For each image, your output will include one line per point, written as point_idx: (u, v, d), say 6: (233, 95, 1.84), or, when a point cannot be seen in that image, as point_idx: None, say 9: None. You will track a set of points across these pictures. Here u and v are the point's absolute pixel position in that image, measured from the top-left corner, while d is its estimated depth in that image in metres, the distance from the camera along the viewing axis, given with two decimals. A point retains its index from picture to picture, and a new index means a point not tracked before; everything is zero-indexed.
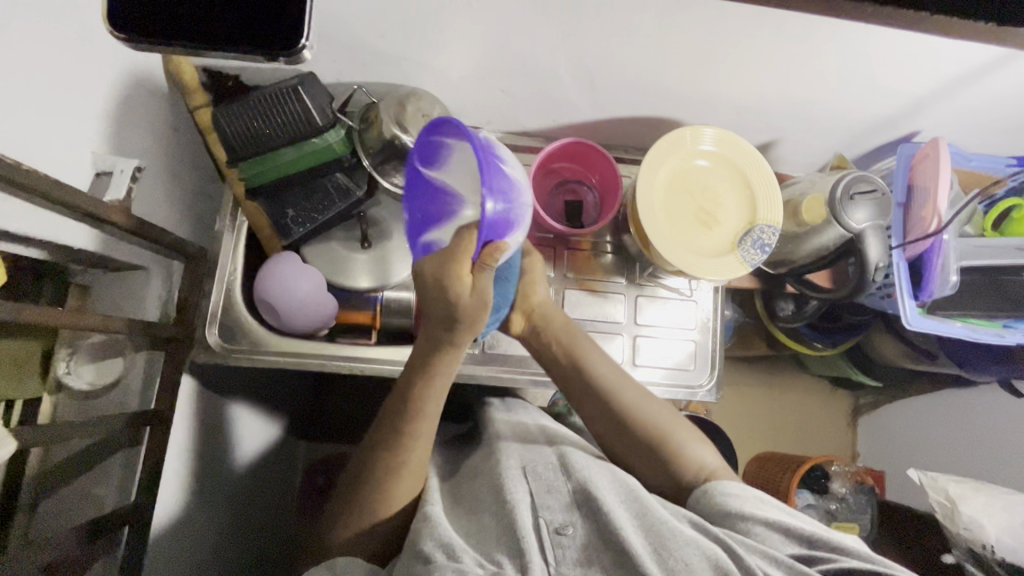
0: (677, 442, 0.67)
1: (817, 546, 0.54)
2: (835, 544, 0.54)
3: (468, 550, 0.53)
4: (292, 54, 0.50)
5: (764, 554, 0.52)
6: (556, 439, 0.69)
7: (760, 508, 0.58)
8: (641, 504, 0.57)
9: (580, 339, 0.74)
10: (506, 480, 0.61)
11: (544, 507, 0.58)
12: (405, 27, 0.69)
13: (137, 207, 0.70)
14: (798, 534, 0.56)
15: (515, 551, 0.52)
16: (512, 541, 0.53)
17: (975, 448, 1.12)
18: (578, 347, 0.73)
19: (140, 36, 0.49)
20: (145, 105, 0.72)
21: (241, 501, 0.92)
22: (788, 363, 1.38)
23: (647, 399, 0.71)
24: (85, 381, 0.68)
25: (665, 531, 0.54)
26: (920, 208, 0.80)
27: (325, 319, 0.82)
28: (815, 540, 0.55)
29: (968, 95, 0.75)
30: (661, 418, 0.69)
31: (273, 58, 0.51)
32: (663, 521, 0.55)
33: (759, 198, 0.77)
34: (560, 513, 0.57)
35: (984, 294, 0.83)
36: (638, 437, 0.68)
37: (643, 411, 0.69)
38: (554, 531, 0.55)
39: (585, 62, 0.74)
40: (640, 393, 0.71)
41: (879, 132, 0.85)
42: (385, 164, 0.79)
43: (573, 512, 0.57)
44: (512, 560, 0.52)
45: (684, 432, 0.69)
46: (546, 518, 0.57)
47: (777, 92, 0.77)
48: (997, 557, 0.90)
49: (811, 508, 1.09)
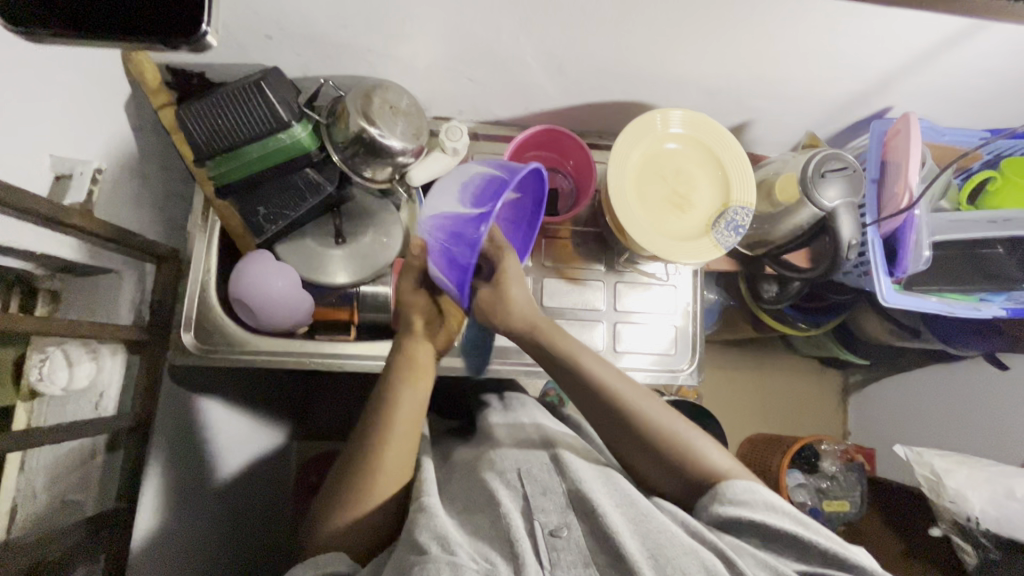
0: (683, 438, 0.62)
1: (826, 564, 0.53)
2: (846, 563, 0.52)
3: (463, 545, 0.52)
4: (196, 41, 0.48)
5: (770, 569, 0.52)
6: (552, 438, 0.67)
7: (769, 517, 0.55)
8: (637, 509, 0.56)
9: (573, 343, 0.68)
10: (499, 485, 0.59)
11: (539, 509, 0.56)
12: (368, 18, 0.68)
13: (101, 210, 0.69)
14: (809, 548, 0.53)
15: (509, 554, 0.52)
16: (506, 543, 0.53)
17: (963, 422, 1.13)
18: (571, 352, 0.67)
19: (34, 24, 0.46)
20: (105, 106, 0.71)
21: (233, 506, 0.91)
22: (775, 344, 1.38)
23: (660, 406, 0.65)
24: (59, 386, 0.66)
25: (663, 538, 0.53)
26: (893, 184, 0.80)
27: (303, 316, 0.81)
28: (828, 555, 0.53)
29: (938, 67, 0.74)
30: (668, 418, 0.63)
31: (173, 46, 0.48)
32: (660, 528, 0.54)
33: (732, 179, 0.77)
34: (555, 515, 0.56)
35: (960, 266, 0.85)
36: (638, 439, 0.63)
37: (653, 418, 0.64)
38: (549, 534, 0.54)
39: (551, 47, 0.73)
40: (640, 392, 0.65)
41: (851, 109, 0.85)
42: (355, 159, 0.77)
43: (567, 513, 0.56)
44: (505, 560, 0.51)
45: (692, 429, 0.63)
46: (540, 521, 0.55)
47: (746, 72, 0.76)
48: (981, 529, 0.92)
49: (802, 487, 1.09)
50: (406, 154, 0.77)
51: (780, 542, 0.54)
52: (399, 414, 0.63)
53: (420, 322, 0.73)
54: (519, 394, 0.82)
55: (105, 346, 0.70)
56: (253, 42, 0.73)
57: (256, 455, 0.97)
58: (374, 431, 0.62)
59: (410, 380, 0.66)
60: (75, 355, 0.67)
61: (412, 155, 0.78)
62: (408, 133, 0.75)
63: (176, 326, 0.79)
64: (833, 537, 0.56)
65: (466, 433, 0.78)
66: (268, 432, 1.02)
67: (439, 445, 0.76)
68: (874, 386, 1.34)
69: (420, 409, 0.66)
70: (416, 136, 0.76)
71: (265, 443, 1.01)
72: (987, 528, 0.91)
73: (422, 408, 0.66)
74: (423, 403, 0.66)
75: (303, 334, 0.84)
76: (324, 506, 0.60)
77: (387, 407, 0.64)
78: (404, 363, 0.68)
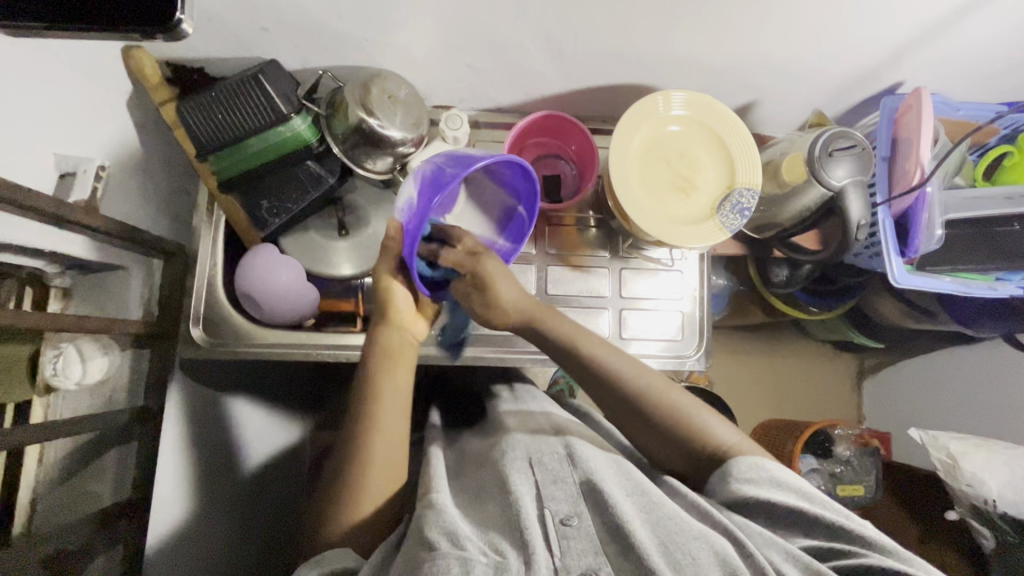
0: (694, 424, 0.62)
1: (837, 537, 0.52)
2: (856, 535, 0.51)
3: (472, 538, 0.52)
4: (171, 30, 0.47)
5: (782, 549, 0.51)
6: (562, 427, 0.67)
7: (776, 494, 0.54)
8: (648, 498, 0.56)
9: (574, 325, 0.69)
10: (511, 471, 0.58)
11: (550, 497, 0.56)
12: (362, 8, 0.68)
13: (104, 209, 0.69)
14: (817, 522, 0.53)
15: (518, 541, 0.51)
16: (516, 532, 0.52)
17: (983, 404, 1.10)
18: (569, 333, 0.68)
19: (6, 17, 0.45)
20: (106, 104, 0.71)
21: (250, 495, 0.92)
22: (789, 330, 1.37)
23: (661, 385, 0.65)
24: (74, 382, 0.67)
25: (672, 525, 0.52)
26: (904, 161, 0.78)
27: (308, 308, 0.82)
28: (837, 529, 0.52)
29: (950, 39, 0.72)
30: (677, 401, 0.64)
31: (149, 36, 0.47)
32: (670, 516, 0.53)
33: (737, 162, 0.75)
34: (566, 503, 0.55)
35: (978, 243, 0.82)
36: (648, 424, 0.64)
37: (658, 401, 0.64)
38: (560, 522, 0.53)
39: (550, 31, 0.72)
40: (649, 371, 0.66)
41: (861, 87, 0.83)
42: (355, 150, 0.77)
43: (579, 503, 0.55)
44: (515, 549, 0.50)
45: (695, 408, 0.64)
46: (551, 509, 0.54)
47: (749, 51, 0.75)
48: (999, 512, 0.90)
49: (815, 472, 1.09)
50: (406, 143, 0.76)
51: (790, 519, 0.53)
52: (383, 404, 0.64)
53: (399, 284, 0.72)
54: (528, 386, 0.81)
55: (117, 341, 0.72)
56: (249, 35, 0.73)
57: (272, 449, 0.98)
58: (361, 428, 0.63)
59: (390, 371, 0.67)
60: (88, 351, 0.68)
61: (412, 145, 0.77)
62: (407, 123, 0.75)
63: (186, 320, 0.80)
64: (838, 510, 0.55)
65: (477, 422, 0.78)
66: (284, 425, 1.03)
67: (447, 435, 0.76)
68: (890, 369, 1.32)
69: (405, 401, 0.66)
70: (416, 125, 0.76)
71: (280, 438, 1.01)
72: (1004, 512, 0.89)
73: (407, 397, 0.67)
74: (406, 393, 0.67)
75: (310, 326, 0.85)
76: (332, 500, 0.61)
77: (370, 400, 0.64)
78: (383, 356, 0.68)
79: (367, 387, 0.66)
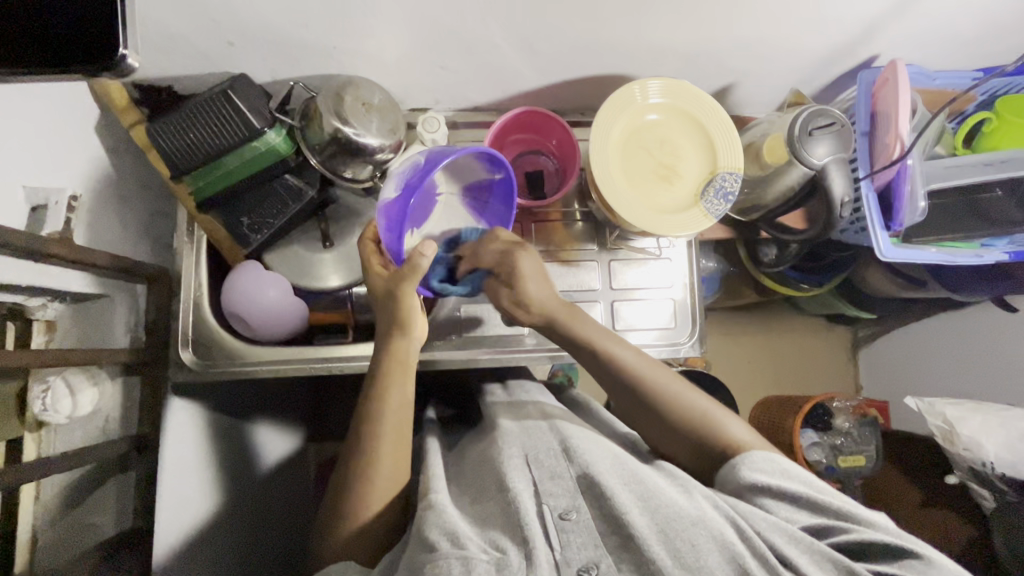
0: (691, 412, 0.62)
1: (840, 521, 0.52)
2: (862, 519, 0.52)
3: (472, 537, 0.52)
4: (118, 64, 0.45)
5: (786, 533, 0.50)
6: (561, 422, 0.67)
7: (785, 484, 0.55)
8: (644, 487, 0.55)
9: (591, 326, 0.69)
10: (508, 470, 0.58)
11: (547, 494, 0.55)
12: (327, 16, 0.67)
13: (80, 240, 0.68)
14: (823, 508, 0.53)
15: (519, 538, 0.51)
16: (517, 529, 0.52)
17: (976, 367, 1.11)
18: (589, 336, 0.68)
19: None
20: (73, 130, 0.70)
21: (252, 509, 0.92)
22: (782, 306, 1.37)
23: (654, 368, 0.67)
24: (63, 416, 0.66)
25: (671, 512, 0.52)
26: (884, 134, 0.78)
27: (297, 321, 0.81)
28: (842, 515, 0.52)
29: (921, 10, 0.72)
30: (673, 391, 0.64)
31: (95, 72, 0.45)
32: (667, 503, 0.53)
33: (718, 145, 0.75)
34: (564, 498, 0.55)
35: (963, 215, 0.83)
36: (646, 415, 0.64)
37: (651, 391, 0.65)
38: (559, 517, 0.53)
39: (519, 26, 0.71)
40: (643, 361, 0.68)
41: (837, 62, 0.82)
42: (333, 159, 0.76)
43: (576, 496, 0.55)
44: (515, 545, 0.50)
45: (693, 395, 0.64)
46: (549, 504, 0.54)
47: (722, 34, 0.74)
48: (997, 473, 0.91)
49: (816, 445, 1.10)
50: (384, 150, 0.76)
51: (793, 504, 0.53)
52: (388, 413, 0.63)
53: (378, 262, 0.71)
54: (523, 382, 0.81)
55: (105, 369, 0.71)
56: (216, 51, 0.72)
57: (269, 462, 0.97)
58: (365, 437, 0.62)
59: (397, 379, 0.65)
60: (75, 383, 0.67)
61: (391, 151, 0.76)
62: (384, 129, 0.74)
63: (175, 343, 0.79)
64: (848, 500, 0.55)
65: (475, 423, 0.78)
66: (281, 437, 1.02)
67: (446, 437, 0.76)
68: (883, 338, 1.33)
69: (409, 406, 0.66)
70: (393, 130, 0.75)
71: (278, 451, 1.01)
72: (1002, 472, 0.90)
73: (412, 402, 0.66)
74: (411, 399, 0.66)
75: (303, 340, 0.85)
76: (334, 512, 0.60)
77: (375, 409, 0.64)
78: (394, 365, 0.66)
79: (372, 391, 0.65)
